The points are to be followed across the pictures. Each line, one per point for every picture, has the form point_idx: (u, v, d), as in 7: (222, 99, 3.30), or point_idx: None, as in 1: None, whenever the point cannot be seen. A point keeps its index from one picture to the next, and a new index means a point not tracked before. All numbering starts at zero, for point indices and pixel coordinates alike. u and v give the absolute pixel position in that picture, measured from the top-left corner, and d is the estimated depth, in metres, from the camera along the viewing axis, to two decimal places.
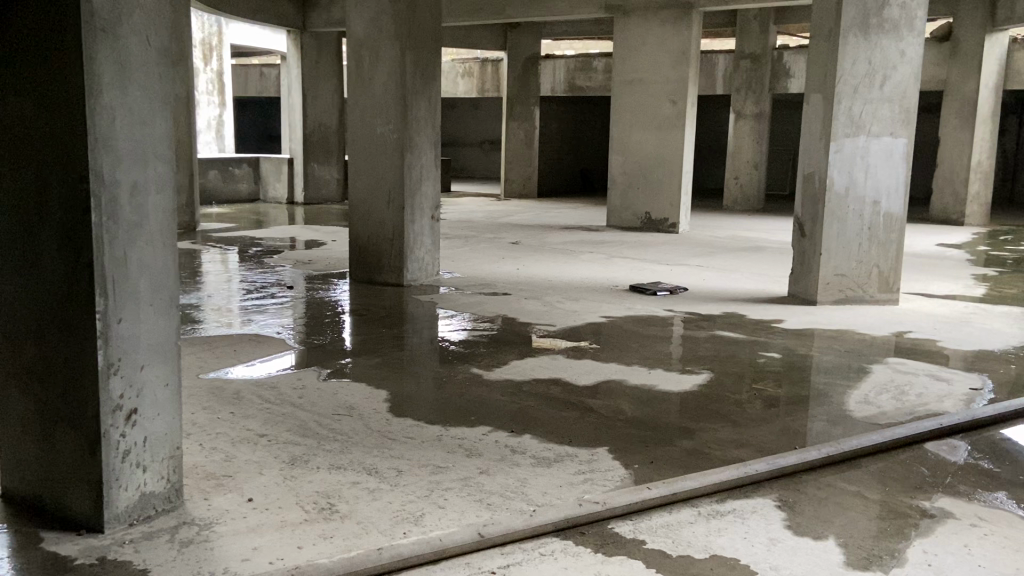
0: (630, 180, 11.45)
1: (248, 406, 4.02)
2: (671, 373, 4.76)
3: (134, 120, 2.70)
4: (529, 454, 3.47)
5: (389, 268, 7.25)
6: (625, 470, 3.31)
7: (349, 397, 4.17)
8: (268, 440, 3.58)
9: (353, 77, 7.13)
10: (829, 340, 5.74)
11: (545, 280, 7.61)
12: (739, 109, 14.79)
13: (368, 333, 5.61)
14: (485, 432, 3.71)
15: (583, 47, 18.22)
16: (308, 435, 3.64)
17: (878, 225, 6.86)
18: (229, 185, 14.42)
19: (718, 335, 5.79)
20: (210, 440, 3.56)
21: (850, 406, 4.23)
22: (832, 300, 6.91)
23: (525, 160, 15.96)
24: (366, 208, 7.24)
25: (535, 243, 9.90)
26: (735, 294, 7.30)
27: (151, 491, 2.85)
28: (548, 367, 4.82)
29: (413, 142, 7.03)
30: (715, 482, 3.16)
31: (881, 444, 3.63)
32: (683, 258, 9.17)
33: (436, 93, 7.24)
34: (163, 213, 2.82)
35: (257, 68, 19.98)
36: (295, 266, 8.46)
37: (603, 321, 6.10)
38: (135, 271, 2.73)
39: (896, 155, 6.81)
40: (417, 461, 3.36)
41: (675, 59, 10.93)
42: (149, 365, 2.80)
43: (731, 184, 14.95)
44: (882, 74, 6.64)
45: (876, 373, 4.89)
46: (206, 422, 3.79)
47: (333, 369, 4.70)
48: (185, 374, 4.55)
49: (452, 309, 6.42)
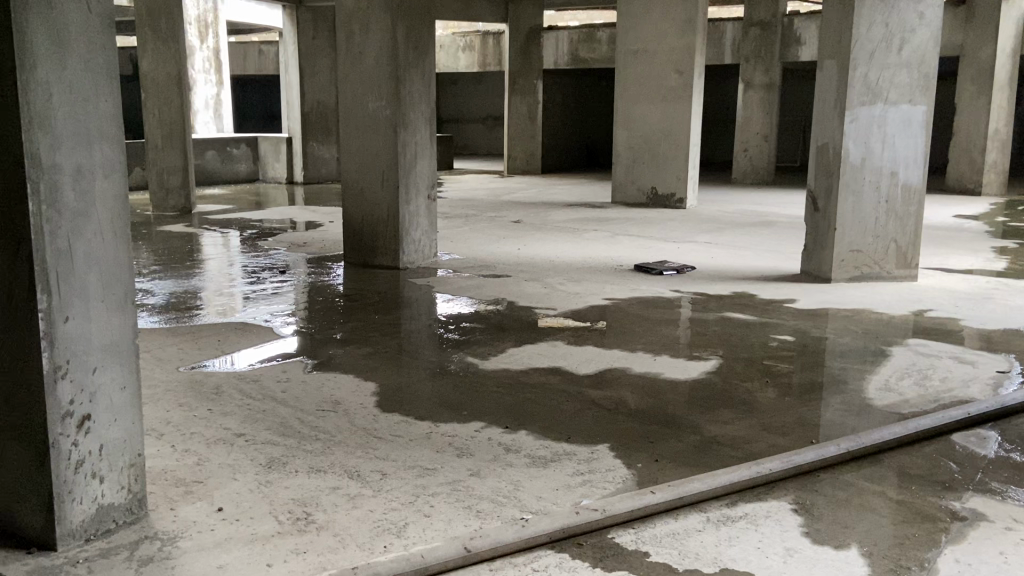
0: (635, 155, 11.11)
1: (227, 402, 3.78)
2: (677, 360, 4.49)
3: (75, 97, 2.43)
4: (524, 453, 3.22)
5: (385, 250, 6.98)
6: (628, 471, 3.06)
7: (335, 390, 3.93)
8: (246, 440, 3.35)
9: (342, 51, 6.82)
10: (845, 321, 5.46)
11: (546, 260, 7.33)
12: (748, 79, 14.37)
13: (361, 320, 5.35)
14: (478, 428, 3.47)
15: (586, 17, 17.53)
16: (288, 435, 3.40)
17: (895, 198, 6.53)
18: (228, 166, 14.13)
19: (727, 317, 5.51)
20: (182, 441, 3.32)
21: (870, 394, 3.97)
22: (848, 277, 6.60)
23: (528, 136, 15.65)
24: (360, 188, 6.95)
25: (538, 222, 9.60)
26: (745, 272, 7.00)
27: (110, 503, 2.62)
28: (548, 355, 4.56)
29: (407, 118, 6.74)
30: (726, 483, 2.90)
31: (904, 436, 3.36)
32: (691, 235, 8.85)
33: (430, 67, 6.93)
34: (113, 201, 2.56)
35: (256, 46, 19.65)
36: (290, 249, 8.20)
37: (607, 303, 5.82)
38: (83, 265, 2.48)
39: (915, 123, 6.47)
40: (402, 463, 3.11)
41: (680, 28, 10.54)
42: (103, 367, 2.56)
43: (739, 156, 14.58)
44: (900, 38, 6.28)
45: (896, 355, 4.61)
46: (181, 420, 3.56)
47: (322, 360, 4.46)
48: (164, 367, 4.31)
49: (449, 293, 6.17)
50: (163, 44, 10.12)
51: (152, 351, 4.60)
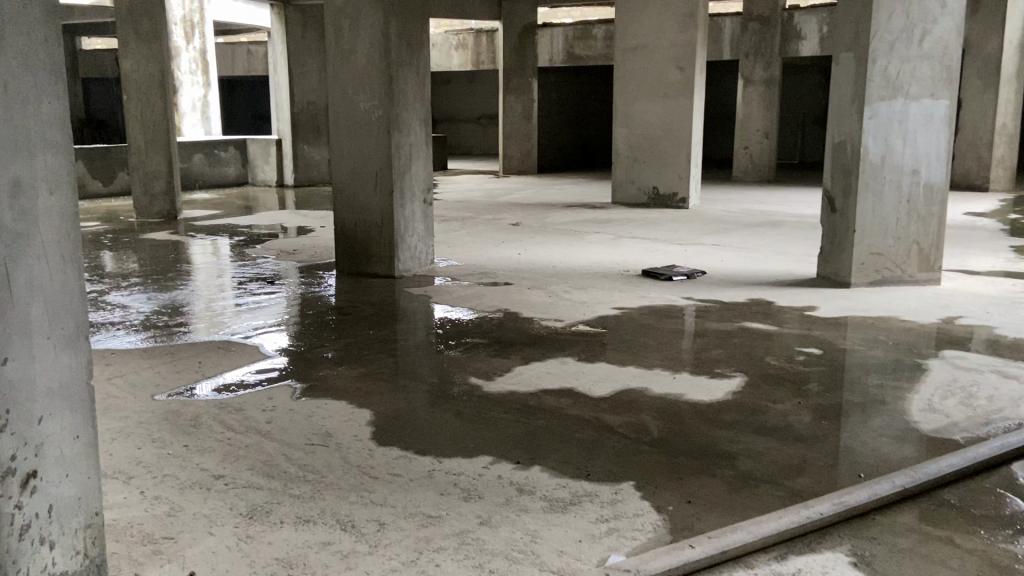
0: (636, 154, 10.76)
1: (205, 436, 3.41)
2: (698, 378, 4.14)
3: (10, 98, 2.05)
4: (539, 495, 2.86)
5: (379, 259, 6.60)
6: (658, 516, 2.71)
7: (326, 420, 3.56)
8: (225, 483, 2.99)
9: (331, 47, 6.44)
10: (871, 330, 5.11)
11: (548, 265, 6.98)
12: (748, 76, 14.06)
13: (355, 337, 4.97)
14: (487, 464, 3.11)
15: (580, 14, 16.87)
16: (273, 475, 3.04)
17: (917, 197, 6.19)
18: (216, 169, 13.69)
19: (746, 328, 5.15)
20: (152, 487, 2.97)
21: (914, 416, 3.62)
22: (868, 282, 6.26)
23: (524, 135, 15.32)
24: (352, 192, 6.58)
25: (537, 224, 9.23)
26: (759, 276, 6.65)
27: (62, 571, 2.25)
28: (558, 374, 4.19)
29: (401, 119, 6.37)
30: (772, 533, 2.54)
31: (963, 468, 3.00)
32: (697, 236, 8.50)
33: (423, 65, 6.57)
34: (59, 219, 2.18)
35: (245, 45, 19.24)
36: (279, 257, 7.81)
37: (615, 313, 5.46)
38: (24, 297, 2.10)
39: (937, 118, 6.13)
40: (402, 509, 2.75)
41: (681, 22, 10.17)
42: (50, 415, 2.18)
43: (740, 154, 14.25)
44: (922, 29, 5.94)
45: (934, 370, 4.26)
46: (153, 459, 3.20)
47: (312, 383, 4.09)
48: (137, 396, 3.93)
49: (448, 303, 5.80)
50: (144, 45, 9.70)
51: (126, 377, 4.22)
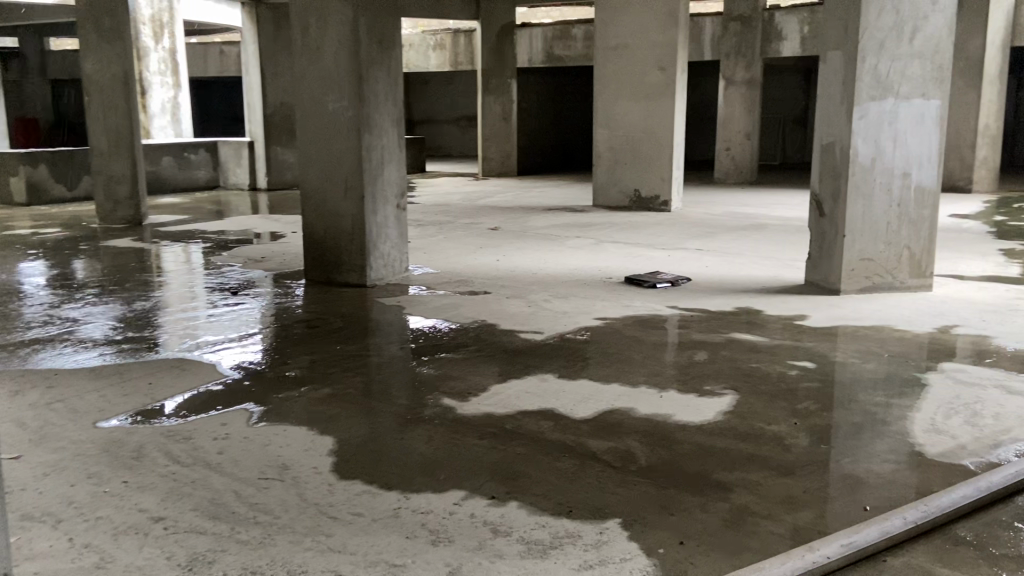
0: (617, 156, 10.53)
1: (148, 471, 3.10)
2: (688, 397, 3.87)
3: None
4: (515, 536, 2.58)
5: (350, 267, 6.29)
6: (647, 560, 2.45)
7: (283, 450, 3.26)
8: (165, 527, 2.67)
9: (298, 45, 6.13)
10: (865, 342, 4.87)
11: (527, 273, 6.70)
12: (730, 76, 13.90)
13: (321, 352, 4.66)
14: (459, 499, 2.83)
15: (559, 14, 16.64)
16: (220, 517, 2.73)
17: (908, 200, 5.98)
18: (186, 172, 13.30)
19: (736, 339, 4.90)
20: (84, 532, 2.65)
21: (918, 437, 3.38)
22: (858, 288, 6.04)
23: (503, 136, 15.09)
24: (321, 197, 6.28)
25: (517, 228, 8.95)
26: (747, 283, 6.41)
27: None
28: (537, 393, 3.90)
29: (372, 120, 6.06)
30: None
31: (977, 499, 2.75)
32: (681, 241, 8.26)
33: (396, 63, 6.27)
34: None
35: (217, 46, 18.79)
36: (245, 265, 7.47)
37: (598, 325, 5.18)
38: None
39: (929, 119, 5.91)
40: (362, 558, 2.46)
41: (662, 22, 9.95)
42: None
43: (722, 155, 14.08)
44: (912, 26, 5.73)
45: (935, 386, 4.03)
46: (88, 499, 2.88)
47: (272, 406, 3.78)
48: (77, 423, 3.60)
49: (421, 314, 5.49)
50: (106, 44, 9.31)
51: (68, 402, 3.89)
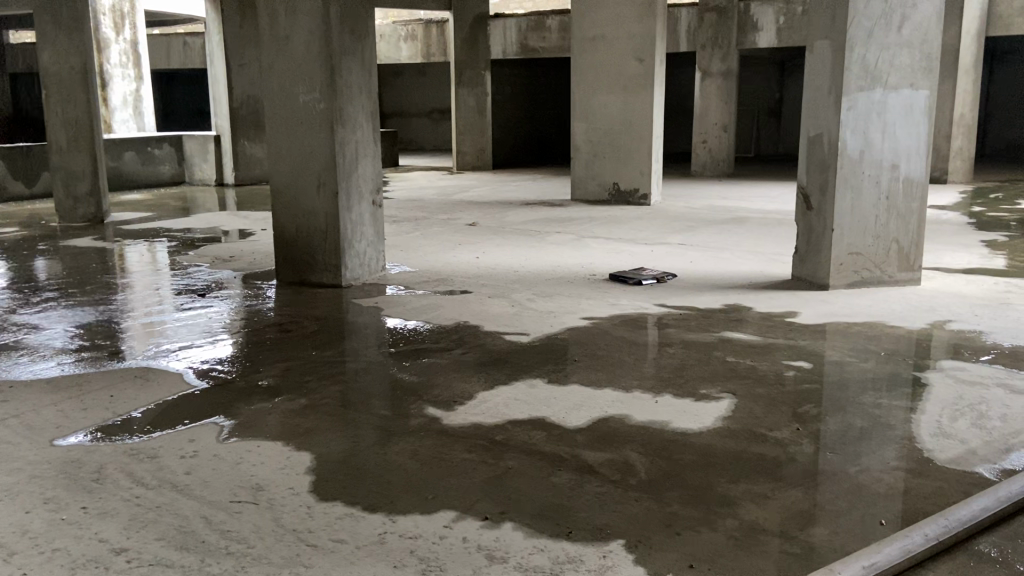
0: (596, 149, 10.35)
1: (110, 495, 2.85)
2: (684, 402, 3.70)
3: None
4: (513, 563, 2.39)
5: (323, 266, 6.03)
6: None
7: (256, 469, 3.03)
8: (129, 559, 2.44)
9: (266, 35, 5.85)
10: (860, 339, 4.74)
11: (508, 270, 6.49)
12: (705, 67, 13.78)
13: (295, 359, 4.40)
14: (450, 521, 2.63)
15: (533, 5, 16.41)
16: (189, 548, 2.49)
17: (896, 193, 5.88)
18: (149, 168, 12.90)
19: (728, 339, 4.74)
20: (37, 568, 2.40)
21: (925, 442, 3.24)
22: (846, 283, 5.92)
23: (478, 130, 14.84)
24: (292, 193, 6.01)
25: (495, 224, 8.71)
26: (733, 279, 6.26)
27: None
28: (526, 401, 3.70)
29: (345, 113, 5.80)
30: None
31: (997, 510, 2.61)
32: (663, 235, 8.10)
33: (370, 54, 6.01)
34: None
35: (180, 37, 18.26)
36: (213, 265, 7.16)
37: (584, 325, 4.99)
38: None
39: (917, 109, 5.81)
40: None
41: (640, 11, 9.77)
42: None
43: (699, 148, 13.99)
44: (900, 15, 5.61)
45: (936, 386, 3.90)
46: (42, 529, 2.63)
47: (244, 419, 3.53)
48: (33, 441, 3.33)
49: (400, 315, 5.26)
50: (65, 35, 8.90)
51: (23, 417, 3.61)
